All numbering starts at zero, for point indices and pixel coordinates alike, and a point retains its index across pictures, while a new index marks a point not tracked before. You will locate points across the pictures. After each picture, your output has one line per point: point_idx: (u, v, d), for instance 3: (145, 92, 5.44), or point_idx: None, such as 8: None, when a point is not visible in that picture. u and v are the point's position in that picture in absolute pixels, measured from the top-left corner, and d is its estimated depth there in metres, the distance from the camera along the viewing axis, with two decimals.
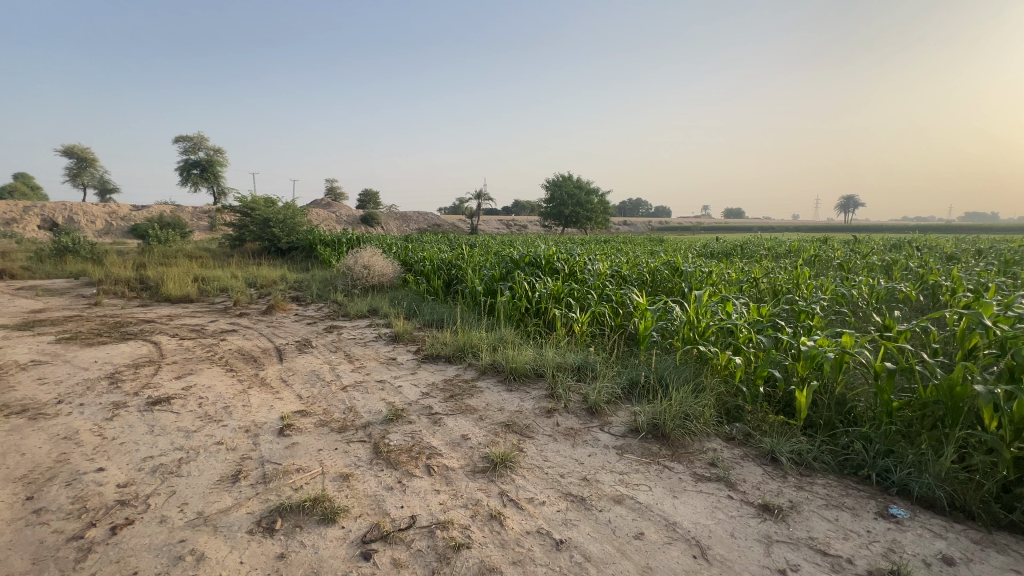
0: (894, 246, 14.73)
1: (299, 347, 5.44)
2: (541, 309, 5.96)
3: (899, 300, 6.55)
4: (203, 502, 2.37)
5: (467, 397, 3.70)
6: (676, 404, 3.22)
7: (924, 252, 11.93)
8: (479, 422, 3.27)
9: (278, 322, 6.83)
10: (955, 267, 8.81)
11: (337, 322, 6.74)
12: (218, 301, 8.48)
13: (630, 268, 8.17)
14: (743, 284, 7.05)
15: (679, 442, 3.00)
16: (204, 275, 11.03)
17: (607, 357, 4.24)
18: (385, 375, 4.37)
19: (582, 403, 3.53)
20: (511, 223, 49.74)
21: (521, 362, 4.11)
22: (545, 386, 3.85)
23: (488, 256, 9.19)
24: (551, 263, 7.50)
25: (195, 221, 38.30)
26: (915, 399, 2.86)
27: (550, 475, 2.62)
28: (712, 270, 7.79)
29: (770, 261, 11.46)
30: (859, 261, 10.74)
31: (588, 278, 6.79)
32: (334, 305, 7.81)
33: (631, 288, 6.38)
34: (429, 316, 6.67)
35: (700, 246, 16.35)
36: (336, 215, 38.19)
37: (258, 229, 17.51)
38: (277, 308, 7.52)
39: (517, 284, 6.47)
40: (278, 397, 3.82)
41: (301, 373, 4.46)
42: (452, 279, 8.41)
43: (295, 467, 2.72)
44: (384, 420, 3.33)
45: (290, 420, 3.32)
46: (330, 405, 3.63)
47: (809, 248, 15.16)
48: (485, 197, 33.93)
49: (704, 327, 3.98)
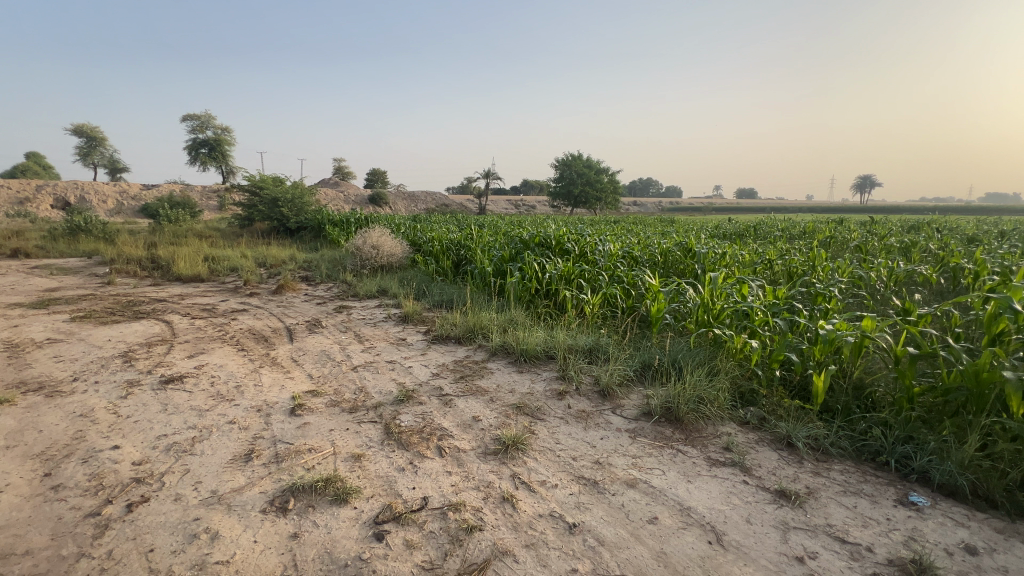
0: (915, 228, 14.36)
1: (309, 327, 5.46)
2: (551, 291, 5.91)
3: (918, 283, 6.41)
4: (216, 481, 2.39)
5: (478, 378, 3.69)
6: (690, 387, 3.18)
7: (946, 234, 11.62)
8: (490, 403, 3.25)
9: (288, 302, 6.84)
10: (977, 249, 8.59)
11: (347, 302, 6.75)
12: (228, 280, 8.52)
13: (641, 249, 8.06)
14: (757, 267, 6.92)
15: (692, 426, 2.96)
16: (214, 255, 11.07)
17: (619, 339, 4.20)
18: (396, 355, 4.37)
19: (594, 385, 3.50)
20: (520, 203, 49.32)
21: (532, 343, 4.08)
22: (556, 367, 3.82)
23: (497, 237, 9.11)
24: (562, 244, 7.41)
25: (205, 201, 38.42)
26: (938, 385, 2.80)
27: (561, 458, 2.60)
28: (726, 251, 7.65)
29: (785, 241, 11.28)
30: (877, 243, 10.53)
31: (599, 260, 6.70)
32: (343, 285, 7.81)
33: (643, 270, 6.30)
34: (439, 296, 6.65)
35: (712, 227, 16.17)
36: (344, 195, 38.09)
37: (267, 208, 17.55)
38: (287, 288, 7.54)
39: (526, 265, 6.41)
40: (289, 377, 3.83)
41: (311, 353, 4.47)
42: (461, 260, 8.35)
43: (306, 447, 2.72)
44: (395, 400, 3.33)
45: (302, 400, 3.33)
46: (341, 386, 3.64)
47: (826, 229, 14.93)
48: (493, 177, 33.65)
49: (719, 310, 3.91)
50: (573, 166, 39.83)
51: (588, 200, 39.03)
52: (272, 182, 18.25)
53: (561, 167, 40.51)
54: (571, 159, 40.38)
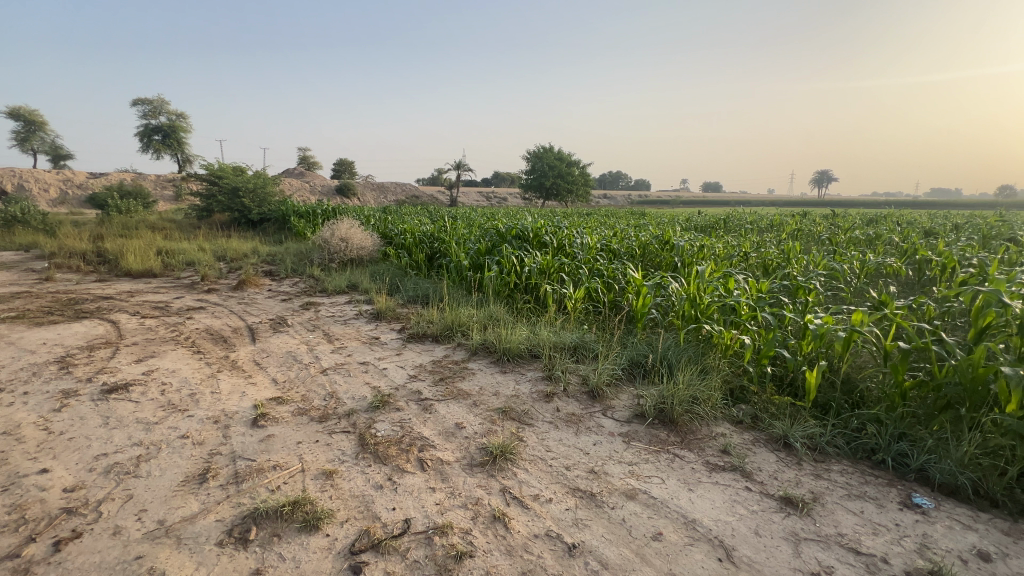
0: (876, 221, 14.87)
1: (274, 326, 5.08)
2: (530, 285, 5.72)
3: (887, 275, 6.54)
4: (164, 509, 2.08)
5: (459, 380, 3.47)
6: (683, 386, 3.05)
7: (904, 227, 12.09)
8: (474, 408, 3.03)
9: (250, 298, 6.41)
10: (937, 242, 8.88)
11: (314, 298, 6.36)
12: (184, 275, 7.95)
13: (618, 241, 7.97)
14: (734, 260, 6.92)
15: (687, 428, 2.83)
16: (168, 248, 10.36)
17: (604, 337, 4.04)
18: (369, 356, 4.08)
19: (582, 386, 3.33)
20: (492, 195, 48.92)
21: (515, 342, 3.88)
22: (541, 367, 3.63)
23: (473, 229, 8.84)
24: (540, 236, 7.22)
25: (159, 192, 36.37)
26: (930, 381, 2.76)
27: (554, 468, 2.41)
28: (703, 244, 7.64)
29: (755, 234, 11.44)
30: (843, 235, 10.80)
31: (578, 254, 6.56)
32: (310, 280, 7.39)
33: (622, 263, 6.19)
34: (413, 291, 6.36)
35: (684, 220, 16.34)
36: (310, 185, 36.79)
37: (227, 199, 16.67)
38: (249, 283, 7.07)
39: (505, 258, 6.20)
40: (251, 383, 3.50)
41: (276, 355, 4.13)
42: (435, 253, 8.06)
43: (271, 464, 2.44)
44: (370, 407, 3.06)
45: (265, 409, 3.02)
46: (309, 392, 3.34)
47: (792, 223, 15.31)
48: (465, 168, 33.18)
49: (706, 305, 3.79)
50: (545, 158, 39.76)
51: (561, 192, 39.02)
52: (232, 171, 17.33)
53: (533, 160, 40.33)
54: (543, 151, 40.24)
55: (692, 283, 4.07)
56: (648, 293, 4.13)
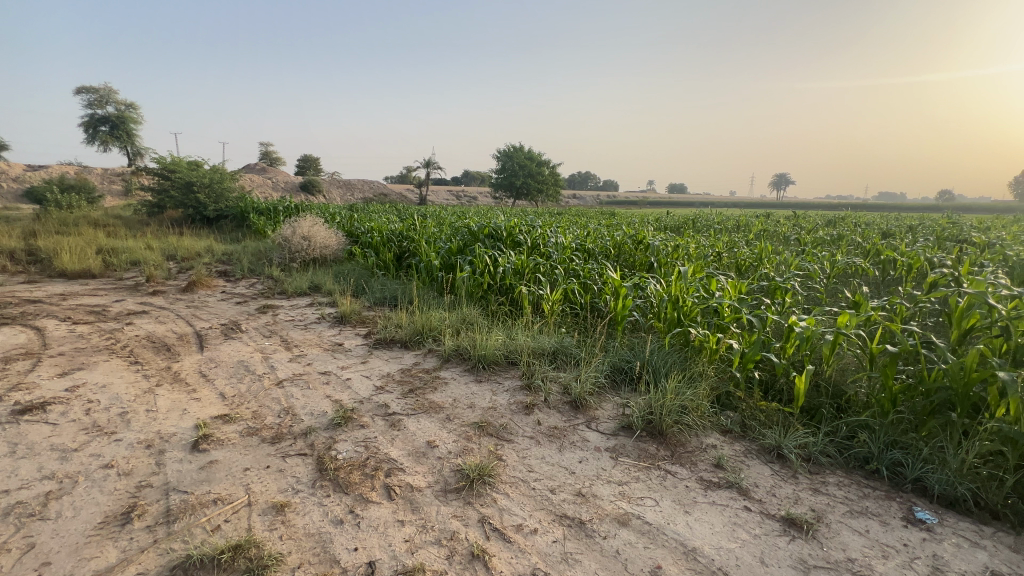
0: (836, 222, 15.41)
1: (225, 332, 4.64)
2: (505, 286, 5.47)
3: (856, 274, 6.63)
4: (73, 562, 1.73)
5: (431, 391, 3.18)
6: (670, 394, 2.87)
7: (864, 228, 12.48)
8: (447, 423, 2.76)
9: (201, 301, 5.90)
10: (898, 243, 9.16)
11: (273, 301, 5.92)
12: (127, 276, 7.29)
13: (593, 241, 7.83)
14: (709, 260, 6.88)
15: (676, 441, 2.65)
16: (112, 246, 9.57)
17: (585, 342, 3.85)
18: (331, 365, 3.74)
19: (564, 396, 3.11)
20: (462, 194, 48.43)
21: (491, 348, 3.62)
22: (520, 375, 3.39)
23: (443, 228, 8.52)
24: (513, 236, 6.99)
25: (106, 187, 34.16)
26: (920, 385, 2.67)
27: (538, 491, 2.18)
28: (678, 244, 7.57)
29: (726, 234, 11.56)
30: (809, 235, 11.03)
31: (553, 254, 6.35)
32: (269, 281, 6.90)
33: (599, 263, 6.04)
34: (380, 293, 6.00)
35: (654, 220, 16.52)
36: (272, 181, 35.38)
37: (180, 194, 15.70)
38: (200, 285, 6.53)
39: (477, 258, 5.94)
40: (195, 398, 3.11)
41: (226, 365, 3.73)
42: (404, 252, 7.70)
43: (211, 497, 2.10)
44: (330, 425, 2.75)
45: (209, 430, 2.66)
46: (262, 407, 2.98)
47: (758, 223, 15.69)
48: (434, 166, 32.67)
49: (689, 307, 3.65)
50: (516, 157, 39.61)
51: (531, 191, 38.95)
52: (186, 165, 16.33)
53: (503, 159, 40.12)
54: (513, 150, 40.07)
55: (673, 284, 3.93)
56: (628, 294, 3.97)
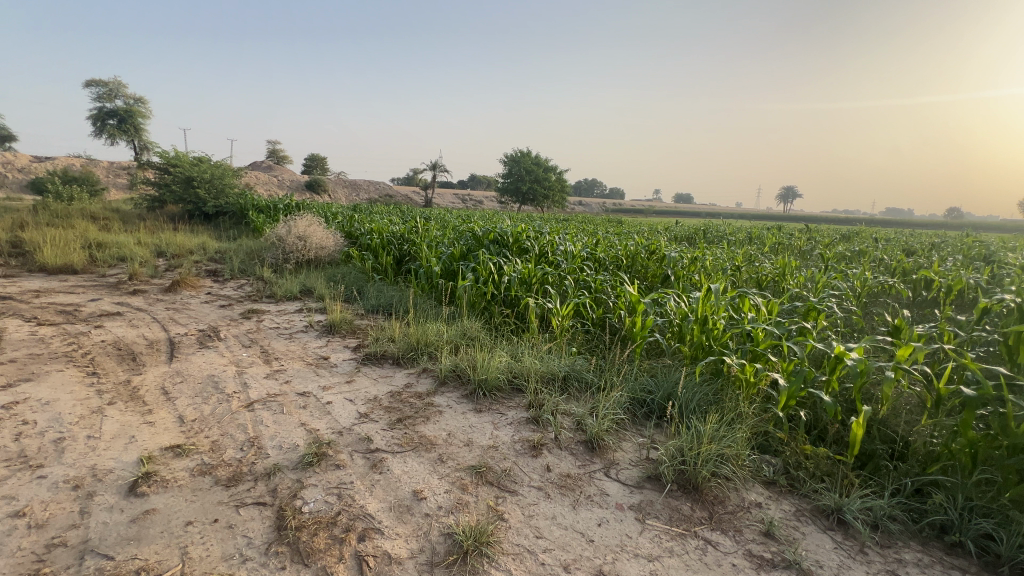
0: (850, 237, 14.98)
1: (201, 340, 4.22)
2: (509, 298, 5.05)
3: (887, 295, 6.17)
4: None
5: (422, 421, 2.74)
6: (704, 437, 2.42)
7: (883, 245, 12.02)
8: (439, 466, 2.31)
9: (183, 303, 5.49)
10: (924, 261, 8.69)
11: (259, 305, 5.49)
12: (110, 273, 6.89)
13: (604, 250, 7.39)
14: (728, 276, 6.44)
15: (714, 497, 2.20)
16: (101, 240, 9.19)
17: (599, 367, 3.41)
18: (312, 384, 3.30)
19: (577, 433, 2.66)
20: (467, 198, 48.11)
21: (493, 370, 3.18)
22: (526, 405, 2.95)
23: (446, 231, 8.12)
24: (520, 242, 6.58)
25: (111, 181, 34.03)
26: (1006, 440, 2.22)
27: (548, 569, 1.73)
28: (693, 255, 7.14)
29: (740, 247, 11.13)
30: (828, 250, 10.56)
31: (563, 263, 5.92)
32: (258, 283, 6.49)
33: (612, 276, 5.61)
34: (375, 300, 5.58)
35: (662, 229, 16.14)
36: (277, 179, 35.15)
37: (180, 189, 15.39)
38: (184, 285, 6.12)
39: (481, 266, 5.55)
40: (149, 422, 2.68)
41: (194, 380, 3.30)
42: (404, 256, 7.29)
43: (136, 565, 1.66)
44: (300, 464, 2.31)
45: (154, 467, 2.22)
46: (224, 437, 2.55)
47: (769, 236, 15.28)
48: (440, 169, 32.44)
49: (720, 331, 3.21)
50: (522, 162, 39.36)
51: (537, 197, 38.60)
52: (187, 161, 16.04)
53: (510, 164, 39.84)
54: (520, 155, 39.80)
55: (699, 303, 3.50)
56: (647, 314, 3.54)
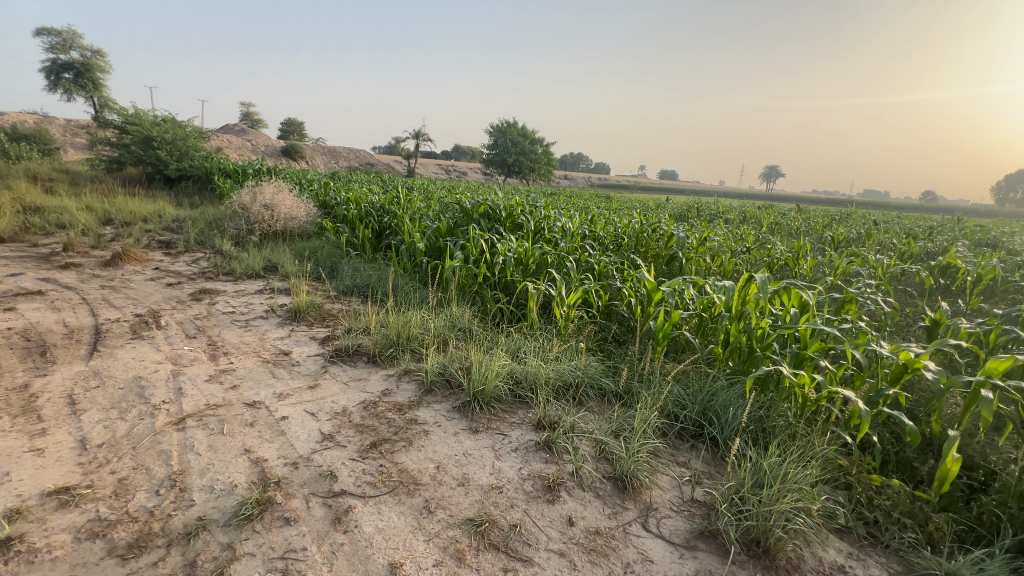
0: (843, 217, 14.70)
1: (135, 327, 3.50)
2: (504, 281, 4.44)
3: (907, 282, 5.75)
4: None
5: (402, 447, 2.14)
6: (769, 478, 1.89)
7: (883, 227, 11.67)
8: (425, 518, 1.73)
9: (123, 280, 4.71)
10: (931, 245, 8.33)
11: (214, 284, 4.75)
12: (42, 242, 5.98)
13: (604, 228, 6.79)
14: (738, 260, 5.93)
15: (788, 562, 1.68)
16: (40, 204, 8.16)
17: (616, 374, 2.87)
18: (265, 390, 2.66)
19: (600, 461, 2.11)
20: (451, 168, 46.60)
21: (492, 375, 2.58)
22: (532, 423, 2.37)
23: (430, 203, 7.38)
24: (513, 216, 5.92)
25: (69, 140, 31.66)
26: None
27: None
28: (701, 235, 6.59)
29: (738, 226, 10.65)
30: (829, 232, 10.16)
31: (562, 243, 5.31)
32: (216, 257, 5.71)
33: (617, 261, 5.04)
34: (350, 280, 4.91)
35: (654, 206, 15.58)
36: (250, 143, 33.15)
37: (139, 150, 14.12)
38: (126, 258, 5.30)
39: (471, 243, 4.90)
40: (36, 449, 2.01)
41: (114, 384, 2.62)
42: (384, 230, 6.57)
43: None
44: (235, 518, 1.69)
45: (23, 528, 1.58)
46: (137, 473, 1.91)
47: (762, 214, 14.87)
48: (423, 138, 31.16)
49: (765, 331, 2.65)
50: (509, 133, 38.07)
51: (524, 169, 37.51)
52: (145, 119, 14.63)
53: (495, 134, 38.42)
54: (507, 125, 38.45)
55: (734, 295, 2.95)
56: (671, 309, 2.98)
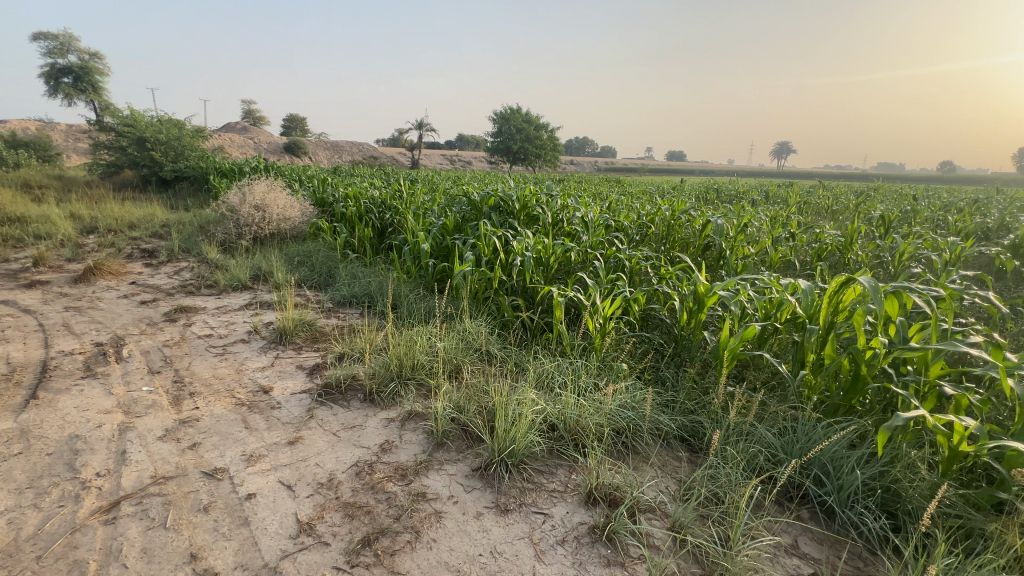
0: (873, 192, 13.82)
1: (90, 361, 2.95)
2: (524, 286, 3.82)
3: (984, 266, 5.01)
4: None
5: (407, 545, 1.55)
6: None
7: (925, 201, 10.79)
8: None
9: (92, 299, 4.16)
10: (990, 221, 7.51)
11: (194, 299, 4.19)
12: (14, 257, 5.47)
13: (629, 216, 6.12)
14: (786, 248, 5.22)
15: None
16: (23, 213, 7.67)
17: (677, 416, 2.29)
18: (232, 450, 2.08)
19: (689, 561, 1.51)
20: (455, 158, 45.74)
21: (524, 426, 1.95)
22: (581, 496, 1.76)
23: (435, 196, 6.75)
24: (528, 207, 5.27)
25: (70, 145, 31.37)
26: None
27: None
28: (738, 220, 5.87)
29: (767, 207, 9.87)
30: (868, 209, 9.34)
31: (585, 236, 4.67)
32: (201, 266, 5.16)
33: (651, 256, 4.41)
34: (348, 289, 4.32)
35: (670, 188, 14.77)
36: (251, 141, 32.64)
37: (133, 151, 13.62)
38: (99, 272, 4.75)
39: (482, 242, 4.28)
40: None
41: (40, 449, 2.05)
42: (386, 227, 5.98)
43: None
44: None
45: None
46: None
47: (785, 193, 14.03)
48: (426, 128, 30.44)
49: (877, 353, 2.01)
50: (513, 119, 37.13)
51: (530, 156, 36.62)
52: (139, 119, 14.11)
53: (499, 121, 37.44)
54: (511, 111, 37.39)
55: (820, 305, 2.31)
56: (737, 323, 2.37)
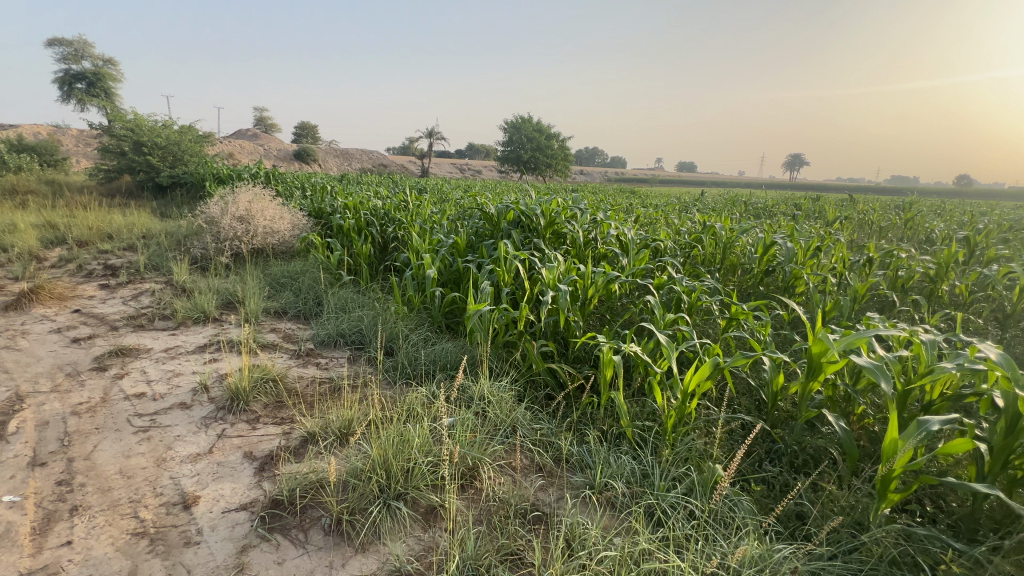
0: (913, 205, 12.84)
1: None
2: (556, 329, 2.94)
3: None
4: None
5: None
6: None
7: (986, 219, 9.73)
8: None
9: (12, 334, 3.31)
10: None
11: (142, 337, 3.34)
12: None
13: (671, 233, 5.22)
14: (870, 278, 4.28)
15: None
16: None
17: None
18: None
19: None
20: (465, 167, 45.13)
21: None
22: None
23: (445, 208, 5.92)
24: (556, 224, 4.37)
25: (81, 150, 31.22)
26: None
27: None
28: (802, 241, 4.94)
29: (813, 221, 8.87)
30: (927, 227, 8.35)
31: (627, 260, 3.79)
32: (166, 289, 4.33)
33: (711, 287, 3.51)
34: (335, 324, 3.46)
35: (693, 201, 13.81)
36: (261, 147, 32.29)
37: (130, 155, 12.94)
38: (39, 297, 3.92)
39: (501, 267, 3.37)
40: None
41: None
42: (386, 243, 5.14)
43: None
44: None
45: None
46: None
47: (817, 208, 13.05)
48: (437, 137, 29.90)
49: None
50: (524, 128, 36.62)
51: (541, 166, 35.88)
52: (139, 122, 13.49)
53: (511, 130, 36.85)
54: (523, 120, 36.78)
55: None
56: (918, 423, 1.51)
